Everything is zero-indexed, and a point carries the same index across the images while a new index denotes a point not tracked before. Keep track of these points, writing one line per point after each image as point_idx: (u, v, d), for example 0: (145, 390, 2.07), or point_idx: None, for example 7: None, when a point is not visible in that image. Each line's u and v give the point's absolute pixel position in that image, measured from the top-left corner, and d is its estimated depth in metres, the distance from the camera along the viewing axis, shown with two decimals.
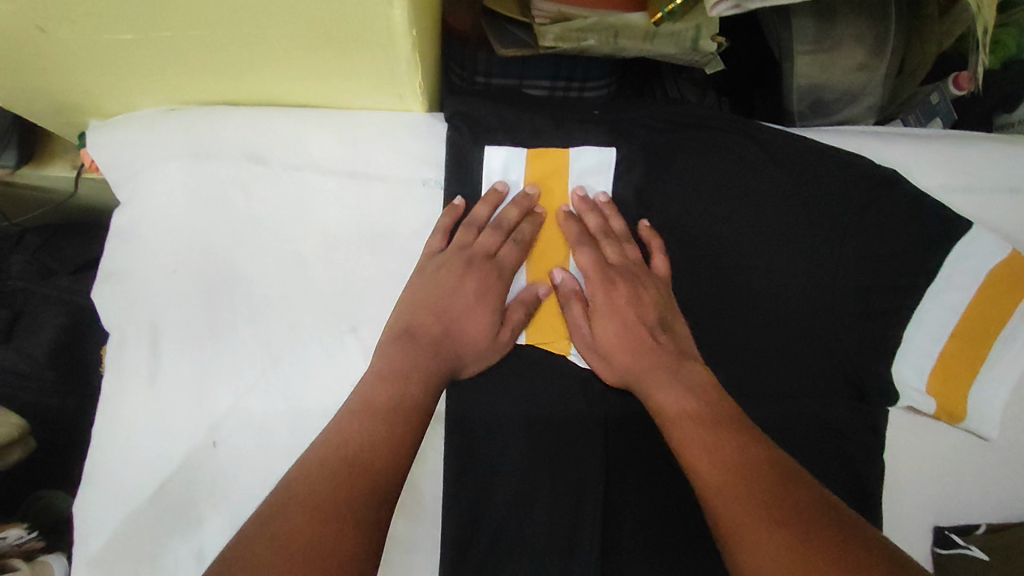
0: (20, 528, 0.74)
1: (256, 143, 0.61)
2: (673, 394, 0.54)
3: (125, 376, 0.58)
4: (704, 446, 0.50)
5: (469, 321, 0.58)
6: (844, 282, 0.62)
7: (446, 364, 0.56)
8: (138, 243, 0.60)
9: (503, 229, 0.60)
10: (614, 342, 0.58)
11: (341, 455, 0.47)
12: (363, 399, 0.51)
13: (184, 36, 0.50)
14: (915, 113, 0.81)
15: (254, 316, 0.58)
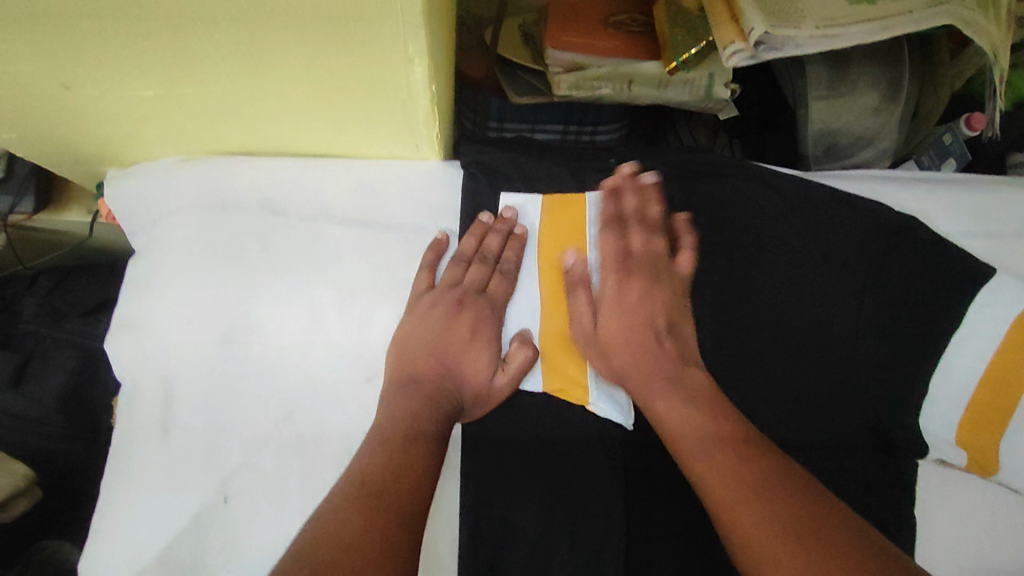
0: None
1: (274, 193, 0.61)
2: (666, 399, 0.54)
3: (136, 428, 0.57)
4: (717, 464, 0.49)
5: (469, 358, 0.57)
6: (867, 329, 0.62)
7: (445, 402, 0.55)
8: (152, 292, 0.59)
9: (490, 261, 0.60)
10: (620, 328, 0.58)
11: (368, 488, 0.47)
12: (382, 439, 0.51)
13: (206, 91, 0.50)
14: (929, 153, 0.80)
15: (268, 366, 0.57)
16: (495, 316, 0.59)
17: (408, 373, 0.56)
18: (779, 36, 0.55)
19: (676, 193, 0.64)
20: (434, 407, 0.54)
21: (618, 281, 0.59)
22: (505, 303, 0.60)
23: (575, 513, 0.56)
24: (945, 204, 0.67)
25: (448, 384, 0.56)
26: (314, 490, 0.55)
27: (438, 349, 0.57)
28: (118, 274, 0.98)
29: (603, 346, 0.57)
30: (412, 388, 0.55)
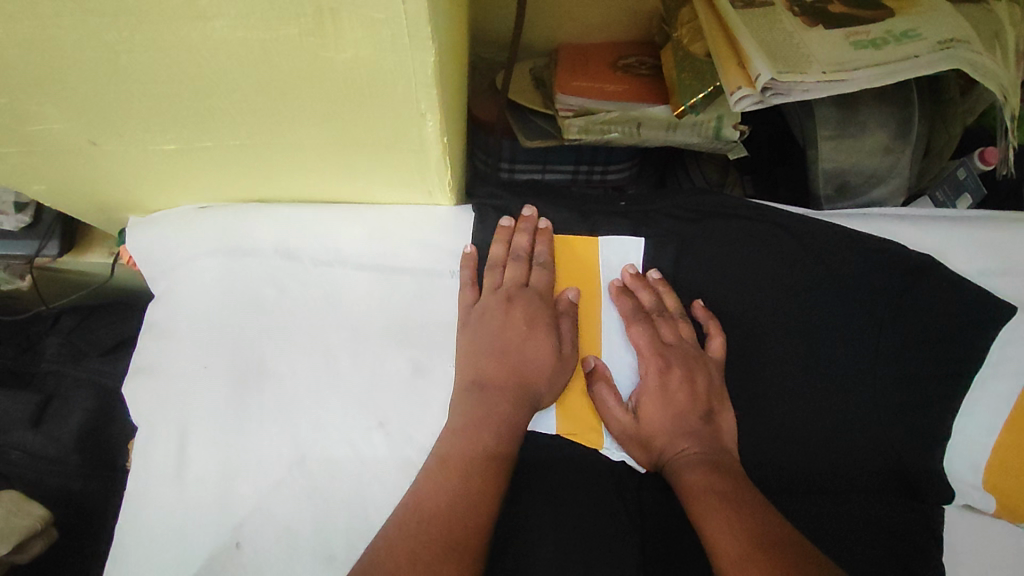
0: None
1: (289, 239, 0.62)
2: (698, 470, 0.53)
3: (151, 474, 0.57)
4: (727, 520, 0.48)
5: (534, 341, 0.57)
6: (886, 371, 0.61)
7: (524, 389, 0.56)
8: (173, 338, 0.61)
9: (523, 258, 0.61)
10: (651, 417, 0.57)
11: (471, 449, 0.52)
12: (470, 410, 0.54)
13: (225, 145, 0.52)
14: (943, 188, 0.78)
15: (281, 411, 0.58)
16: (515, 276, 0.60)
17: (491, 353, 0.57)
18: (788, 82, 0.56)
19: (690, 272, 0.64)
20: (506, 372, 0.56)
21: (648, 373, 0.58)
22: (523, 239, 0.62)
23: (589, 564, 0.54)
24: (964, 242, 0.66)
25: (541, 371, 0.56)
26: (325, 536, 0.55)
27: (503, 341, 0.58)
28: (138, 313, 1.01)
29: (640, 438, 0.57)
30: (507, 369, 0.56)
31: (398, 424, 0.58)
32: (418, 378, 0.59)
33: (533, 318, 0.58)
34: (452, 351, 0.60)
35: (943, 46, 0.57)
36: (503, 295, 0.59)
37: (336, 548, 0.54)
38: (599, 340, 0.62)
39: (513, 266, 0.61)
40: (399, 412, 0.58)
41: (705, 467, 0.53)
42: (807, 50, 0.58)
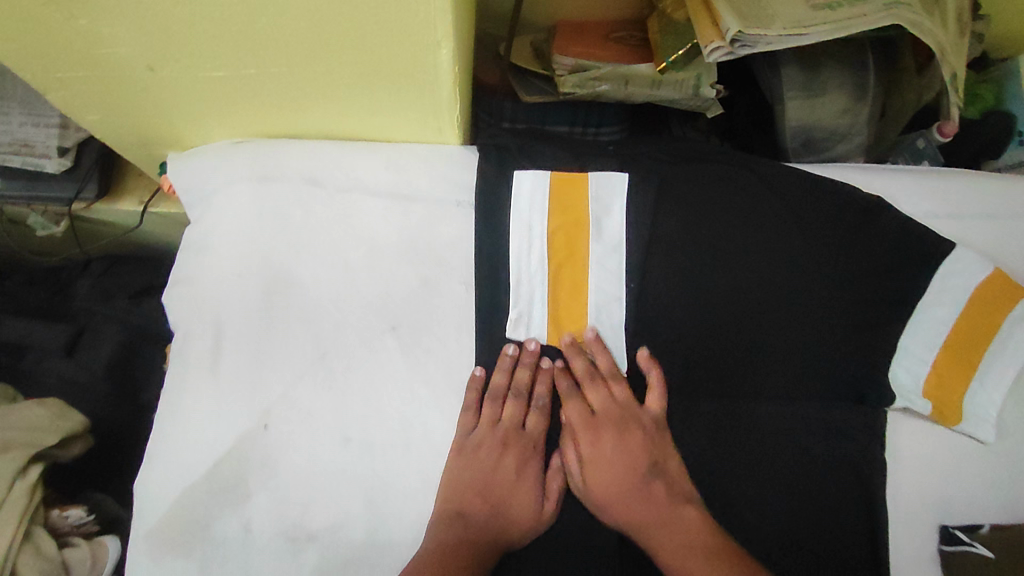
0: (82, 509, 0.70)
1: (313, 168, 0.70)
2: (653, 506, 0.63)
3: (188, 368, 0.65)
4: (672, 539, 0.60)
5: (522, 494, 0.63)
6: (840, 296, 0.68)
7: (501, 524, 0.62)
8: (208, 253, 0.68)
9: (524, 399, 0.66)
10: (612, 492, 0.63)
11: (454, 563, 0.57)
12: (456, 534, 0.59)
13: (266, 72, 0.60)
14: (903, 156, 0.86)
15: (305, 316, 0.66)
16: (511, 428, 0.65)
17: (483, 504, 0.62)
18: (753, 35, 0.64)
19: (669, 206, 0.70)
20: (490, 517, 0.62)
21: (608, 462, 0.64)
22: (518, 410, 0.66)
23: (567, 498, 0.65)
24: (916, 185, 0.73)
25: (523, 506, 0.63)
26: (343, 419, 0.63)
27: (495, 485, 0.63)
28: (163, 266, 1.10)
29: (595, 445, 0.65)
30: (492, 513, 0.62)
31: (408, 329, 0.66)
32: (426, 290, 0.67)
33: (521, 488, 0.64)
34: (458, 269, 0.68)
35: (887, 8, 0.65)
36: (501, 462, 0.64)
37: (352, 432, 0.63)
38: (584, 267, 0.68)
39: (519, 435, 0.66)
40: (409, 319, 0.66)
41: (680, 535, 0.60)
42: (772, 10, 0.67)
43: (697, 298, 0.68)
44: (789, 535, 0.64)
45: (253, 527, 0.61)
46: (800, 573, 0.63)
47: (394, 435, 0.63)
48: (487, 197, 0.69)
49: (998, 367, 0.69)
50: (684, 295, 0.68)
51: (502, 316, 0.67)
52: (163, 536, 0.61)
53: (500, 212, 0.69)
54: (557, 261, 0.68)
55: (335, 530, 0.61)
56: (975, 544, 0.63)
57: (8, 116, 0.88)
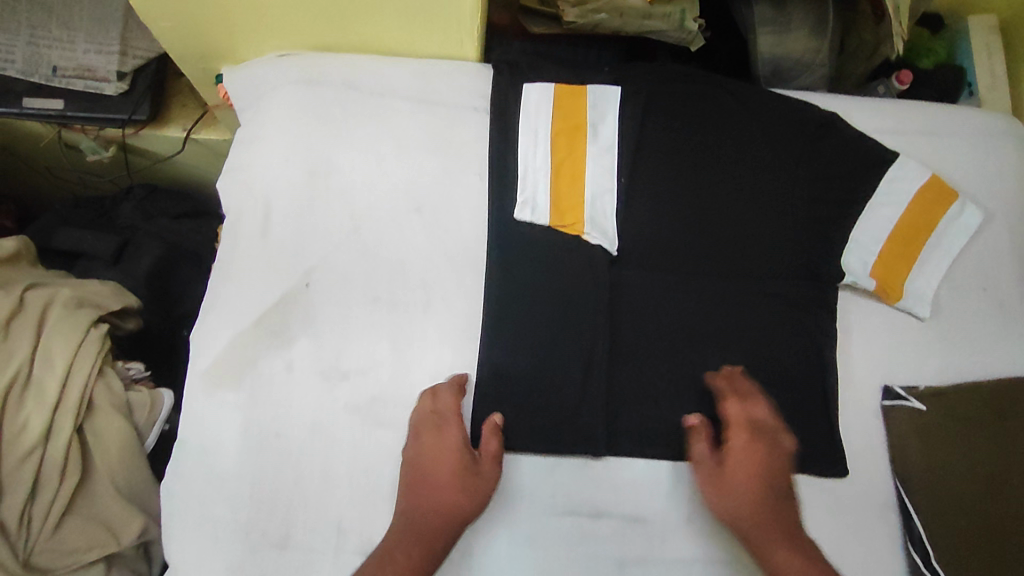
0: (138, 364, 0.82)
1: (352, 76, 0.81)
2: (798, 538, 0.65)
3: (241, 239, 0.76)
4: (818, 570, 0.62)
5: (443, 505, 0.64)
6: (800, 194, 0.80)
7: (427, 540, 0.63)
8: (259, 144, 0.80)
9: (443, 415, 0.67)
10: (746, 519, 0.66)
11: None
12: (380, 552, 0.62)
13: None
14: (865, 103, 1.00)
15: (342, 197, 0.77)
16: (436, 441, 0.66)
17: (425, 508, 0.64)
18: None
19: (654, 117, 0.81)
20: (413, 528, 0.63)
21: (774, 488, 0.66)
22: (442, 423, 0.67)
23: (561, 360, 0.72)
24: (868, 108, 0.85)
25: (459, 494, 0.64)
26: (373, 281, 0.74)
27: (424, 503, 0.65)
28: (196, 202, 1.19)
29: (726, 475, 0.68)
30: (416, 522, 0.64)
31: (430, 210, 0.77)
32: (446, 178, 0.78)
33: (447, 493, 0.64)
34: (473, 161, 0.79)
35: None
36: (431, 461, 0.66)
37: (381, 293, 0.74)
38: (580, 165, 0.78)
39: (443, 432, 0.67)
40: (431, 202, 0.77)
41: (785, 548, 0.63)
42: None
43: (678, 193, 0.79)
44: (754, 388, 0.74)
45: (294, 367, 0.71)
46: None
47: (417, 295, 0.74)
48: (500, 101, 0.80)
49: (936, 258, 0.79)
50: (666, 190, 0.79)
51: (511, 200, 0.77)
52: (216, 373, 0.71)
53: (511, 114, 0.79)
54: (557, 159, 0.78)
55: (365, 371, 0.72)
56: (910, 399, 0.75)
57: (73, 42, 1.01)
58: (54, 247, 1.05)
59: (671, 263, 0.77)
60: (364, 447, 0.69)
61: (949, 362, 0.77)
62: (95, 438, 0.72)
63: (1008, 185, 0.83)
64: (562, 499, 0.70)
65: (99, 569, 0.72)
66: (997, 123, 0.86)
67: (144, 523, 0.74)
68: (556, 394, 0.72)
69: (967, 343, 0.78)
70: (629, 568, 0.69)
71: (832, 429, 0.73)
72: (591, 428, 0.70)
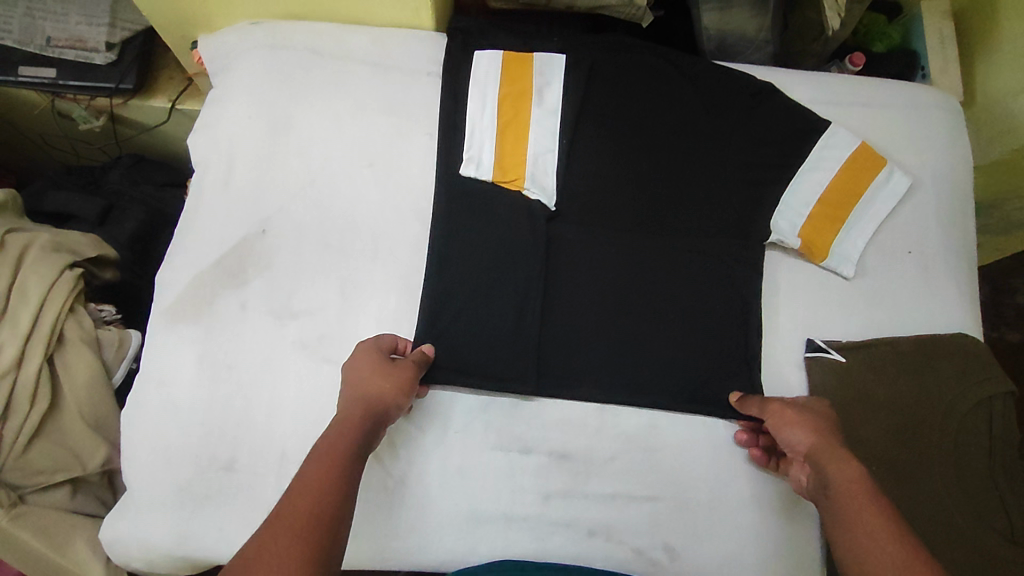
0: (111, 309, 0.88)
1: (315, 43, 0.87)
2: (844, 462, 0.64)
3: (207, 190, 0.82)
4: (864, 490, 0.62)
5: (350, 419, 0.64)
6: (734, 158, 0.84)
7: (334, 452, 0.62)
8: (227, 104, 0.85)
9: (362, 347, 0.70)
10: (818, 449, 0.66)
11: (288, 493, 0.58)
12: (303, 467, 0.61)
13: None
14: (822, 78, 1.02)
15: (300, 153, 0.82)
16: (352, 369, 0.69)
17: (346, 415, 0.65)
18: None
19: (598, 83, 0.86)
20: (325, 442, 0.63)
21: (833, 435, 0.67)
22: (362, 355, 0.69)
23: (500, 305, 0.77)
24: (803, 83, 0.91)
25: (380, 396, 0.66)
26: (325, 229, 0.79)
27: (336, 422, 0.65)
28: (178, 173, 1.25)
29: (791, 415, 0.69)
30: (326, 437, 0.63)
31: (382, 166, 0.82)
32: (398, 138, 0.83)
33: (353, 412, 0.65)
34: (424, 123, 0.84)
35: None
36: (354, 372, 0.68)
37: (331, 241, 0.79)
38: (524, 127, 0.83)
39: (365, 348, 0.70)
40: (383, 159, 0.82)
41: (847, 468, 0.64)
42: None
43: (618, 154, 0.83)
44: (679, 336, 0.78)
45: (247, 305, 0.76)
46: (691, 368, 0.77)
47: (366, 243, 0.79)
48: (452, 68, 0.85)
49: (864, 221, 0.84)
50: (607, 151, 0.84)
51: (457, 158, 0.82)
52: (175, 310, 0.76)
53: (461, 78, 0.85)
54: (502, 121, 0.83)
55: (314, 312, 0.76)
56: (832, 351, 0.79)
57: (66, 15, 1.07)
58: (42, 208, 1.09)
59: (607, 219, 0.82)
60: (309, 381, 0.73)
61: (870, 319, 0.82)
62: (64, 370, 0.77)
63: (933, 156, 0.89)
64: (493, 436, 0.73)
65: (64, 490, 0.77)
66: (926, 98, 0.92)
67: (108, 453, 0.78)
68: (491, 338, 0.76)
69: (889, 301, 0.82)
70: (553, 501, 0.73)
71: (754, 377, 0.78)
72: (523, 369, 0.75)
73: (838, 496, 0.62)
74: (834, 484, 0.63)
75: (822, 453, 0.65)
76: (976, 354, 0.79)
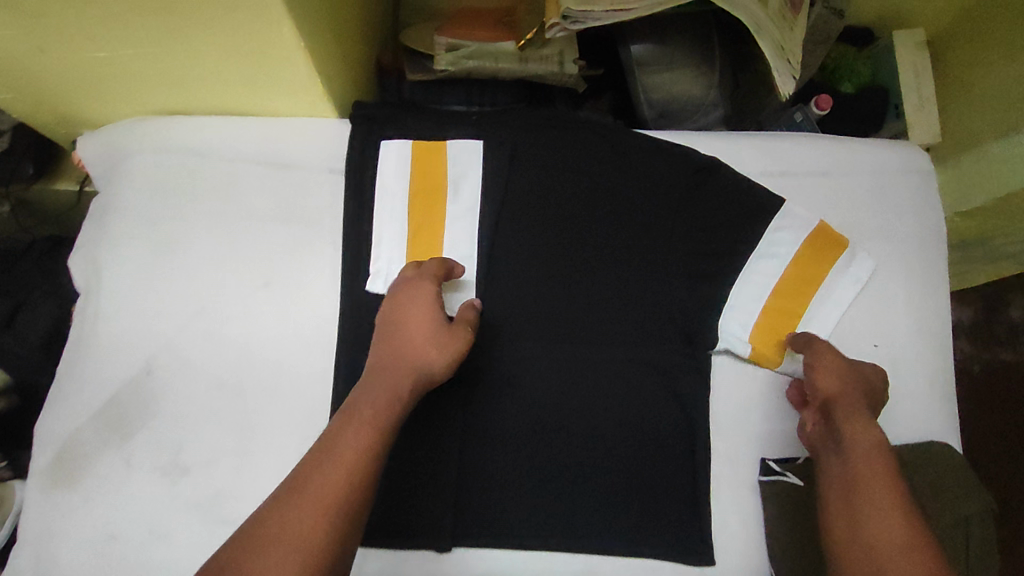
0: None
1: (201, 141, 0.77)
2: (868, 439, 0.66)
3: (87, 323, 0.73)
4: (882, 481, 0.64)
5: (398, 367, 0.64)
6: (676, 249, 0.75)
7: (377, 405, 0.62)
8: (106, 219, 0.76)
9: (414, 284, 0.69)
10: (851, 421, 0.67)
11: (320, 461, 0.57)
12: (344, 421, 0.60)
13: (123, 51, 0.65)
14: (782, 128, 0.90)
15: (187, 276, 0.74)
16: (401, 310, 0.68)
17: (395, 356, 0.65)
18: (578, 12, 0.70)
19: (520, 169, 0.76)
20: (366, 394, 0.62)
21: (864, 401, 0.69)
22: (416, 297, 0.68)
23: (416, 442, 0.69)
24: (758, 149, 0.80)
25: (424, 352, 0.65)
26: (220, 365, 0.71)
27: (383, 367, 0.65)
28: None
29: (825, 373, 0.70)
30: (371, 386, 0.63)
31: (280, 285, 0.74)
32: (299, 253, 0.74)
33: (399, 361, 0.65)
34: (327, 231, 0.75)
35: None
36: (404, 319, 0.67)
37: (225, 377, 0.71)
38: (438, 232, 0.75)
39: (419, 287, 0.68)
40: (282, 277, 0.74)
41: (868, 441, 0.66)
42: None
43: (545, 254, 0.75)
44: (615, 465, 0.71)
45: (134, 462, 0.68)
46: (628, 500, 0.70)
47: (264, 377, 0.71)
48: (356, 166, 0.75)
49: (823, 316, 0.76)
50: (534, 251, 0.75)
51: (362, 273, 0.73)
52: (51, 471, 0.68)
53: (366, 177, 0.75)
54: (413, 228, 0.75)
55: (207, 464, 0.69)
56: (787, 473, 0.71)
57: None
58: None
59: (533, 332, 0.73)
60: (202, 546, 0.66)
61: None
62: None
63: (902, 232, 0.79)
64: None
65: None
66: (899, 159, 0.81)
67: None
68: (403, 482, 0.69)
69: None
70: None
71: (697, 504, 0.71)
72: (439, 517, 0.68)
73: (861, 480, 0.64)
74: (856, 452, 0.66)
75: (853, 424, 0.67)
76: (944, 464, 0.71)
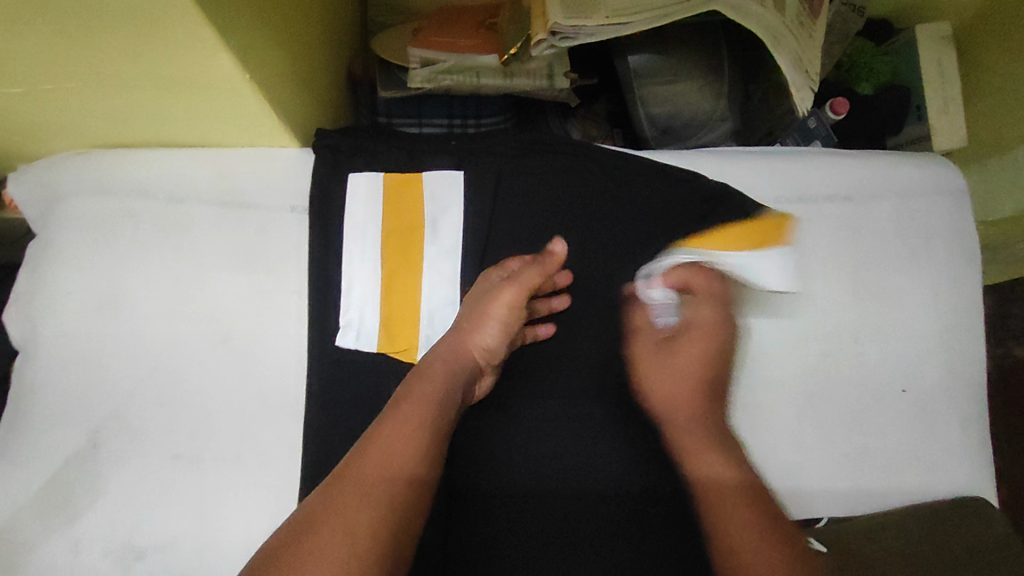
0: None
1: (145, 179, 0.68)
2: (714, 466, 0.59)
3: (26, 389, 0.65)
4: (739, 519, 0.55)
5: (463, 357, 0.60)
6: (681, 289, 0.67)
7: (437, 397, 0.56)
8: (40, 269, 0.67)
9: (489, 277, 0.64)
10: (683, 431, 0.62)
11: (373, 458, 0.50)
12: (399, 415, 0.53)
13: (42, 89, 0.56)
14: (793, 135, 0.79)
15: (135, 334, 0.65)
16: (474, 301, 0.63)
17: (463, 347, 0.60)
18: (571, 26, 0.61)
19: (506, 203, 0.69)
20: (427, 385, 0.56)
21: (706, 406, 0.63)
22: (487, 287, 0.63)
23: None
24: (771, 171, 0.72)
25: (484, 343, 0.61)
26: (177, 433, 0.64)
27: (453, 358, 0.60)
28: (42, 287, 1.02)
29: (652, 377, 0.65)
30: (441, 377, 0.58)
31: (241, 341, 0.66)
32: (260, 304, 0.66)
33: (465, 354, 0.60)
34: (292, 278, 0.67)
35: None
36: (473, 309, 0.63)
37: (183, 448, 0.64)
38: (416, 277, 0.67)
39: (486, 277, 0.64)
40: (243, 333, 0.66)
41: (717, 469, 0.59)
42: None
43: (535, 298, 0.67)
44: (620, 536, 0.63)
45: (82, 548, 0.61)
46: None
47: (225, 447, 0.64)
48: (322, 205, 0.67)
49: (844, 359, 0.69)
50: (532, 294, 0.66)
51: (332, 325, 0.65)
52: None
53: (334, 217, 0.67)
54: (386, 273, 0.67)
55: (164, 547, 0.62)
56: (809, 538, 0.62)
57: None
58: None
59: None
60: None
61: (853, 483, 0.67)
62: None
63: (931, 260, 0.71)
64: None
65: None
66: (927, 176, 0.73)
67: None
68: None
69: (878, 460, 0.67)
70: None
71: None
72: None
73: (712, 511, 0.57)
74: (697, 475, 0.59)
75: (685, 446, 0.61)
76: (977, 516, 0.64)
